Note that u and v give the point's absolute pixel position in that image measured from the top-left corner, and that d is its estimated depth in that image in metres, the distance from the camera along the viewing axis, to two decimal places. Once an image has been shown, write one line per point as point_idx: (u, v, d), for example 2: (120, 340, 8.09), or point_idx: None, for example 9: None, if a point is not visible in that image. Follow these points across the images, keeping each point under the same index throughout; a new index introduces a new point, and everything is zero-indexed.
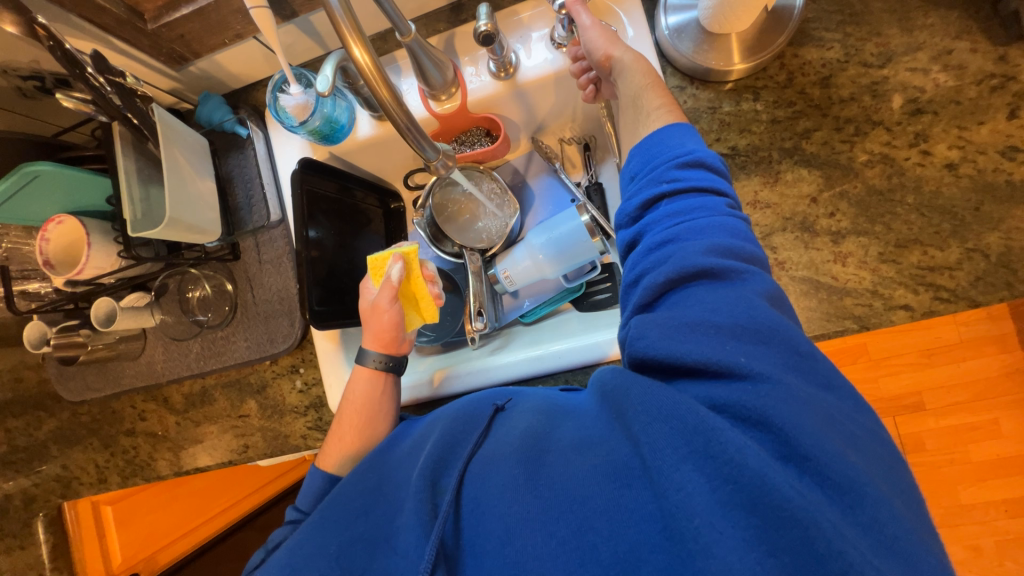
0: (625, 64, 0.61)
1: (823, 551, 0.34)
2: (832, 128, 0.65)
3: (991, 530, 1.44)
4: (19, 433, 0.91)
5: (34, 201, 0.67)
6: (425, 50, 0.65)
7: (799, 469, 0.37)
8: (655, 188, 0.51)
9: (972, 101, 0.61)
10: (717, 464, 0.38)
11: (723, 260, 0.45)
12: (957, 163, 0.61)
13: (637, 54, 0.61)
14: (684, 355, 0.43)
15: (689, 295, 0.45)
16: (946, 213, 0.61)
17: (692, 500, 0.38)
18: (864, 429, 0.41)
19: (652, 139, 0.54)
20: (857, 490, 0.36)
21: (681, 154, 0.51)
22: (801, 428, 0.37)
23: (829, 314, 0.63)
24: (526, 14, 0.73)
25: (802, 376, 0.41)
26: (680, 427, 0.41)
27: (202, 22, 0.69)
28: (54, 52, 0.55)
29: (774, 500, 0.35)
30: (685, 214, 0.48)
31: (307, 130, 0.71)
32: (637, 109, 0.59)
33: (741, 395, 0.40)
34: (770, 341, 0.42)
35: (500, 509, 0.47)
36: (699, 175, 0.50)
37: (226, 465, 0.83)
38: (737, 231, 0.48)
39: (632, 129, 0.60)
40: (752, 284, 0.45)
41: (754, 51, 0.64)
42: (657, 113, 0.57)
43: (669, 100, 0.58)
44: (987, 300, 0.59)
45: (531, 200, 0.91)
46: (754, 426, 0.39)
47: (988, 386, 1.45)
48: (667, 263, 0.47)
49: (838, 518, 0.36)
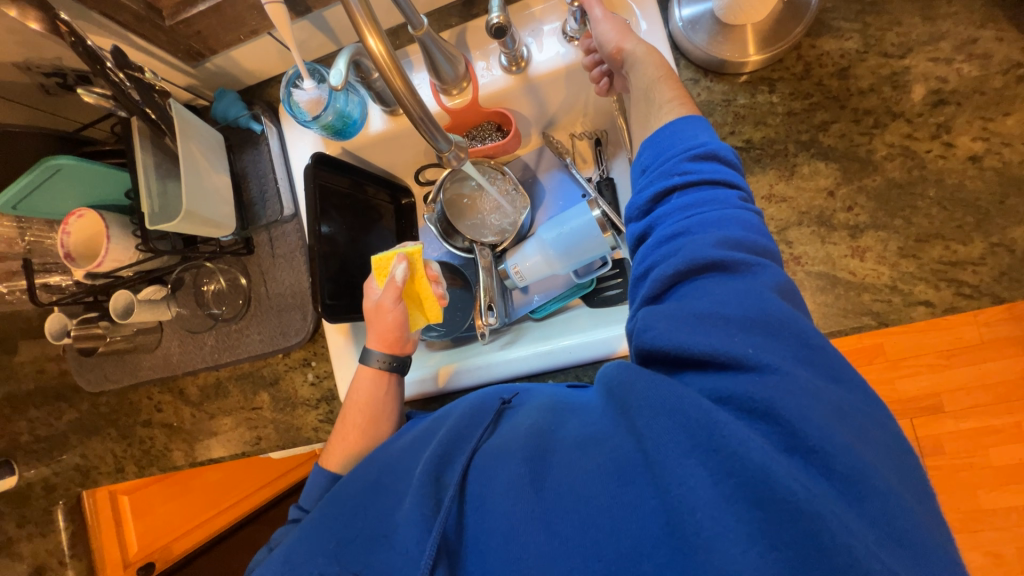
0: (637, 57, 0.61)
1: (828, 545, 0.33)
2: (851, 120, 0.63)
3: (1013, 537, 1.40)
4: (41, 423, 0.94)
5: (55, 196, 0.68)
6: (437, 43, 0.65)
7: (805, 461, 0.37)
8: (666, 180, 0.50)
9: (997, 92, 0.59)
10: (721, 457, 0.38)
11: (733, 252, 0.44)
12: (981, 155, 0.59)
13: (650, 46, 0.61)
14: (692, 346, 0.42)
15: (699, 287, 0.45)
16: (970, 207, 0.59)
17: (694, 493, 0.38)
18: (875, 423, 0.40)
19: (664, 132, 0.53)
20: (864, 483, 0.36)
21: (695, 146, 0.51)
22: (808, 419, 0.37)
23: (846, 310, 0.62)
24: (538, 8, 0.73)
25: (813, 369, 0.41)
26: (684, 421, 0.40)
27: (219, 18, 0.69)
28: (77, 47, 0.55)
29: (777, 493, 0.35)
30: (696, 207, 0.48)
31: (321, 125, 0.72)
32: (649, 103, 0.59)
33: (747, 386, 0.39)
34: (780, 333, 0.41)
35: (503, 504, 0.47)
36: (713, 167, 0.50)
37: (240, 457, 0.84)
38: (750, 225, 0.47)
39: (643, 122, 0.60)
40: (765, 277, 0.44)
41: (770, 42, 0.64)
42: (669, 106, 0.56)
43: (682, 93, 0.57)
44: (1012, 296, 0.57)
45: (542, 196, 0.91)
46: (761, 418, 0.39)
47: (1009, 389, 1.41)
48: (677, 255, 0.46)
49: (845, 512, 0.35)
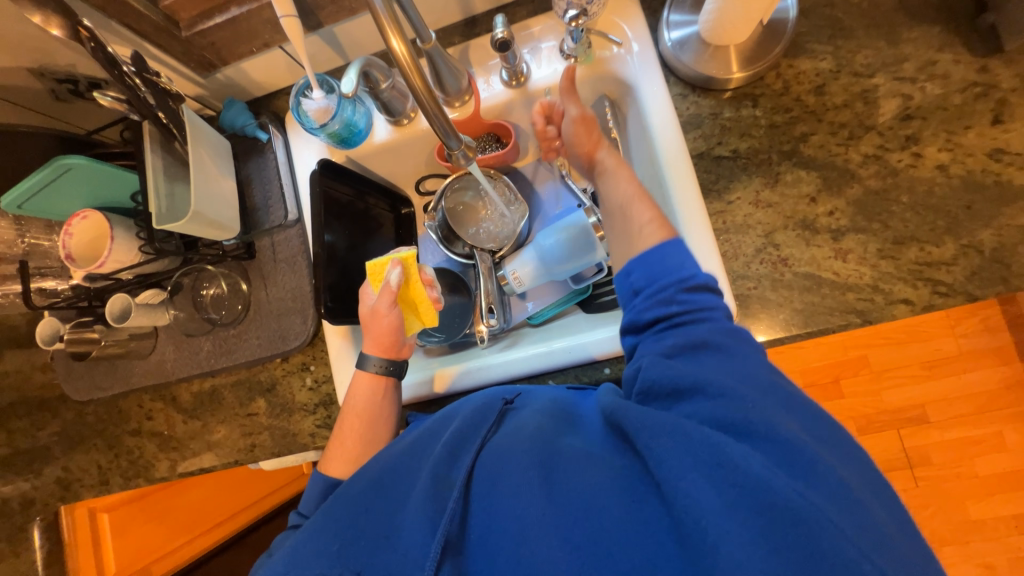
0: (608, 169, 0.65)
1: (828, 550, 0.36)
2: (828, 132, 0.68)
3: (1002, 548, 1.42)
4: (21, 434, 0.91)
5: (62, 197, 0.69)
6: (444, 58, 0.70)
7: (802, 475, 0.40)
8: (664, 308, 0.51)
9: (958, 108, 0.65)
10: (724, 472, 0.40)
11: (730, 339, 0.49)
12: (947, 164, 0.64)
13: (619, 160, 0.66)
14: (691, 380, 0.47)
15: (697, 361, 0.48)
16: (940, 211, 0.64)
17: (698, 504, 0.39)
18: (858, 455, 0.45)
19: (653, 255, 0.55)
20: (853, 495, 0.39)
21: (684, 277, 0.52)
22: (799, 444, 0.41)
23: (832, 308, 0.65)
24: (537, 28, 0.78)
25: (800, 415, 0.45)
26: (686, 439, 0.43)
27: (233, 31, 0.72)
28: (97, 53, 0.57)
29: (778, 503, 0.37)
30: (695, 318, 0.50)
31: (327, 134, 0.75)
32: (626, 219, 0.60)
33: (745, 413, 0.43)
34: (771, 390, 0.46)
35: (511, 508, 0.48)
36: (705, 299, 0.52)
37: (232, 465, 0.83)
38: (740, 334, 0.50)
39: (620, 236, 0.61)
40: (753, 359, 0.48)
41: (751, 61, 0.69)
42: (648, 227, 0.58)
43: (658, 213, 0.59)
44: (984, 294, 0.61)
45: (539, 206, 0.94)
46: (759, 439, 0.42)
47: (990, 399, 1.46)
48: (677, 334, 0.50)
49: (841, 517, 0.37)
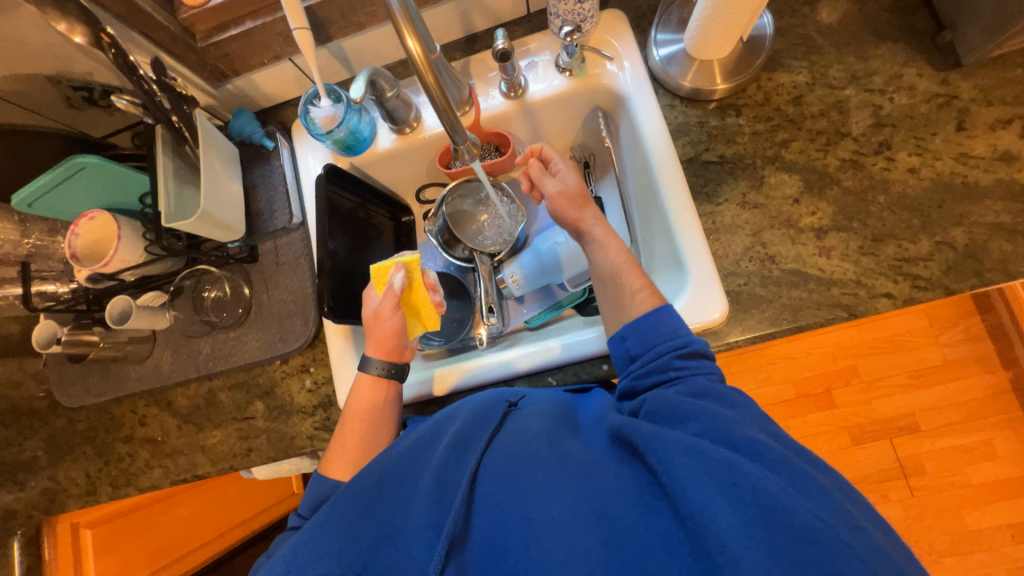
0: (596, 237, 0.71)
1: (839, 566, 0.38)
2: (807, 139, 0.73)
3: (1000, 557, 1.42)
4: (7, 444, 0.89)
5: (72, 197, 0.70)
6: (446, 68, 0.73)
7: (808, 495, 0.42)
8: (662, 374, 0.56)
9: (924, 116, 0.70)
10: (741, 491, 0.41)
11: (725, 389, 0.53)
12: (918, 167, 0.69)
13: (606, 229, 0.71)
14: (699, 410, 0.49)
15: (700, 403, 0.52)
16: (914, 211, 0.68)
17: (715, 519, 0.40)
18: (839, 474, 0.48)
19: (648, 320, 0.59)
20: (852, 517, 0.42)
21: (681, 344, 0.57)
22: (803, 471, 0.44)
23: (819, 302, 0.68)
24: (533, 45, 0.83)
25: (795, 449, 0.48)
26: (702, 456, 0.44)
27: (247, 43, 0.75)
28: (119, 58, 0.60)
29: (795, 524, 0.39)
30: (691, 370, 0.55)
31: (333, 139, 0.78)
32: (617, 287, 0.66)
33: (755, 439, 0.45)
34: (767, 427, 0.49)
35: (520, 512, 0.48)
36: (700, 364, 0.56)
37: (227, 471, 0.81)
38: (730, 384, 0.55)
39: (612, 300, 0.66)
40: (747, 405, 0.52)
41: (733, 74, 0.74)
42: (640, 295, 0.63)
43: (647, 282, 0.65)
44: (960, 287, 0.64)
45: (535, 212, 0.97)
46: (770, 461, 0.44)
47: (977, 407, 1.49)
48: (681, 383, 0.54)
49: (847, 535, 0.40)
